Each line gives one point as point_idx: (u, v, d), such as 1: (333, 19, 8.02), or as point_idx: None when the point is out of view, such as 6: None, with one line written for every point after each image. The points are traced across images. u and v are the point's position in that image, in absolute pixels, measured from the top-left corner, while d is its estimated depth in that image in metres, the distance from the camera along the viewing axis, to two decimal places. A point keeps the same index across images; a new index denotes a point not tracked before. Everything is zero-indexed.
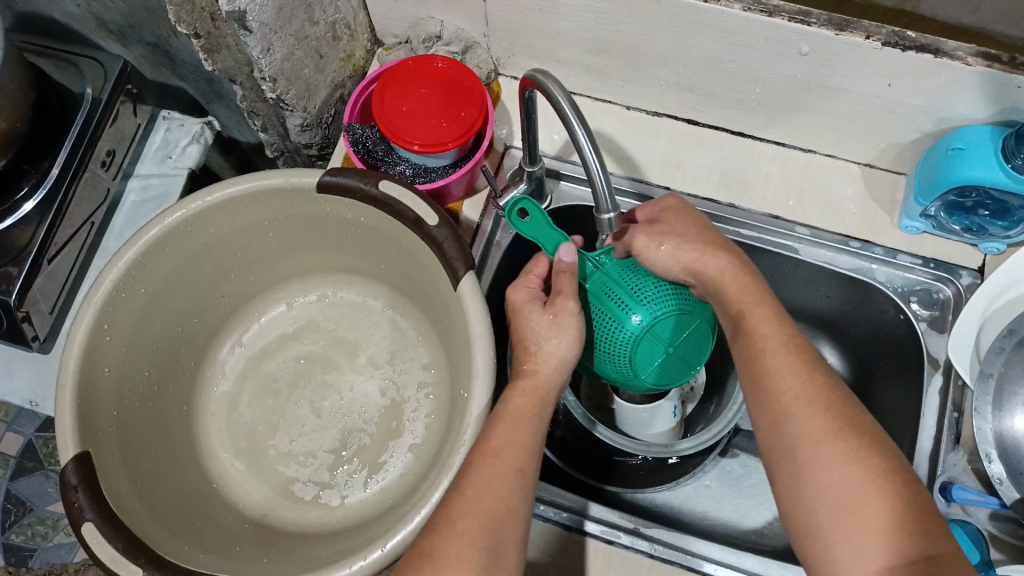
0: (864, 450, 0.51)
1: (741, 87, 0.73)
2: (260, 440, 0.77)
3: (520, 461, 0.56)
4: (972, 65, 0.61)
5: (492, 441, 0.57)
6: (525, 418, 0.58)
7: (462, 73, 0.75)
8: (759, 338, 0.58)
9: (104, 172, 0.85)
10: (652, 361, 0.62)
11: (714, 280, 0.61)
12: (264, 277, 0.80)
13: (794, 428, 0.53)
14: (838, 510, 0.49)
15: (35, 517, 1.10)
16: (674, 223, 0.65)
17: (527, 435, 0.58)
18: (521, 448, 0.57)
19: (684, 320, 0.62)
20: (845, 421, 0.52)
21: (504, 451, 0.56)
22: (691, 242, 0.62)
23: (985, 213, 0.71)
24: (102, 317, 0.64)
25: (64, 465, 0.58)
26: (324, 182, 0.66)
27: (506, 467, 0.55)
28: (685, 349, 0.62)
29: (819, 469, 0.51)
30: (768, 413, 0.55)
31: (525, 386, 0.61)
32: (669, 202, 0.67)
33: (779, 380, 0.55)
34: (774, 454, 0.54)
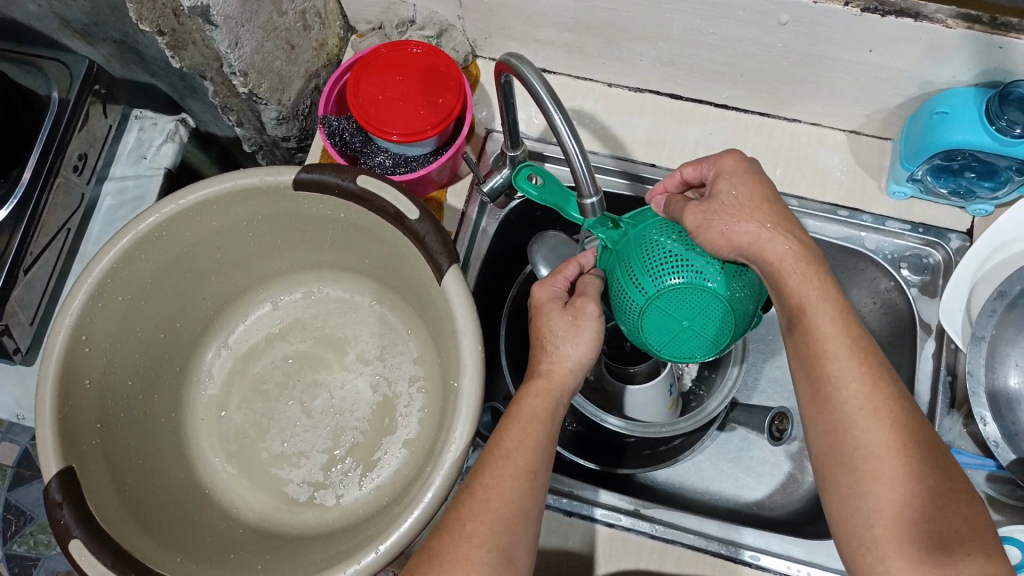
0: (925, 466, 0.51)
1: (722, 59, 0.72)
2: (252, 443, 0.76)
3: (519, 461, 0.55)
4: (953, 28, 0.60)
5: (502, 442, 0.56)
6: (524, 411, 0.58)
7: (438, 58, 0.73)
8: (821, 338, 0.54)
9: (77, 177, 0.83)
10: (663, 334, 0.59)
11: (772, 267, 0.56)
12: (246, 278, 0.78)
13: (856, 439, 0.52)
14: (897, 524, 0.50)
15: (36, 526, 1.09)
16: (731, 196, 0.57)
17: (539, 437, 0.57)
18: (520, 443, 0.56)
19: (701, 294, 0.57)
20: (910, 435, 0.52)
21: (506, 452, 0.55)
22: (749, 223, 0.56)
23: (972, 175, 0.71)
24: (80, 328, 0.63)
25: (48, 482, 0.58)
26: (300, 179, 0.65)
27: (498, 465, 0.55)
28: (701, 323, 0.58)
29: (879, 484, 0.51)
30: (825, 417, 0.54)
31: (538, 387, 0.59)
32: (725, 162, 0.59)
33: (844, 386, 0.53)
34: (827, 455, 0.54)
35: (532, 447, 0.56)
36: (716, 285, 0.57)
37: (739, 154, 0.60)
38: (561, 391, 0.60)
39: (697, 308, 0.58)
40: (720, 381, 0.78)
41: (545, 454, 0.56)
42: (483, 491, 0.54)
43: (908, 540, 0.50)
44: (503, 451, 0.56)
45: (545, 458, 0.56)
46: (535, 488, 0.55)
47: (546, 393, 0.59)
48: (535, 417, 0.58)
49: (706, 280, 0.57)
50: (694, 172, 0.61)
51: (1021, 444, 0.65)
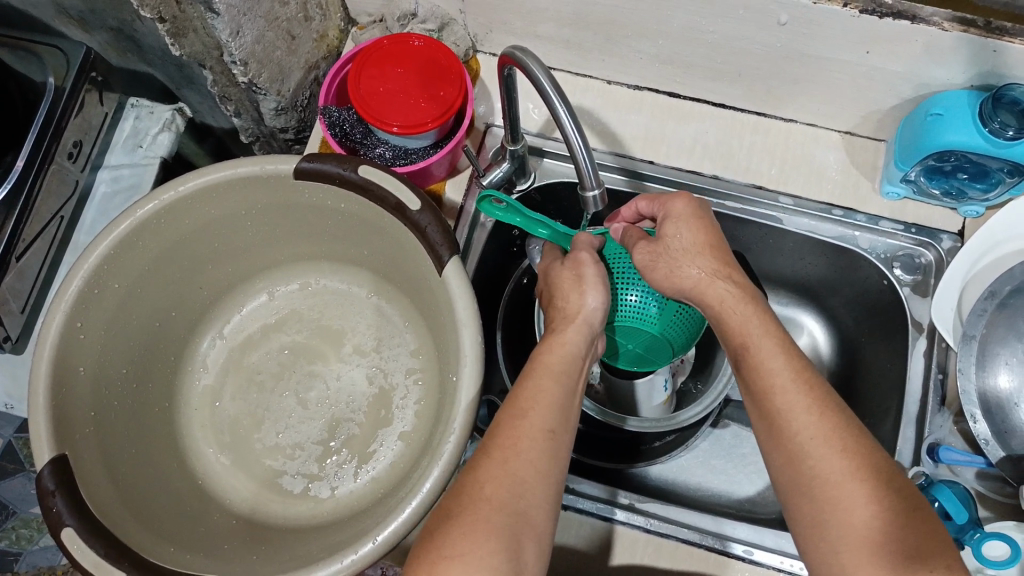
0: (887, 488, 0.49)
1: (721, 58, 0.73)
2: (245, 433, 0.75)
3: (536, 418, 0.55)
4: (948, 31, 0.61)
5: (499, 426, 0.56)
6: (535, 370, 0.58)
7: (439, 52, 0.73)
8: (767, 374, 0.55)
9: (71, 164, 0.82)
10: (615, 354, 0.69)
11: (713, 308, 0.60)
12: (243, 267, 0.78)
13: (813, 468, 0.51)
14: (862, 549, 0.48)
15: (20, 520, 1.07)
16: (677, 238, 0.61)
17: (553, 392, 0.57)
18: (531, 403, 0.56)
19: (643, 330, 0.66)
20: (866, 461, 0.50)
21: (520, 412, 0.55)
22: (691, 268, 0.60)
23: (964, 176, 0.72)
24: (75, 315, 0.62)
25: (41, 469, 0.57)
26: (300, 169, 0.65)
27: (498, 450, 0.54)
28: (642, 349, 0.68)
29: (841, 510, 0.49)
30: (782, 452, 0.53)
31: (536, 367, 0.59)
32: (674, 204, 0.62)
33: (793, 419, 0.53)
34: (791, 491, 0.52)
35: (550, 405, 0.56)
36: (652, 323, 0.65)
37: (688, 194, 0.63)
38: (572, 352, 0.60)
39: (639, 339, 0.67)
40: (714, 378, 0.78)
41: (560, 410, 0.56)
42: (484, 462, 0.53)
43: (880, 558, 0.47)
44: (518, 411, 0.55)
45: (563, 410, 0.56)
46: (553, 448, 0.54)
47: (562, 352, 0.59)
48: (551, 374, 0.58)
49: (646, 318, 0.65)
50: (646, 206, 0.65)
51: (1009, 442, 0.66)
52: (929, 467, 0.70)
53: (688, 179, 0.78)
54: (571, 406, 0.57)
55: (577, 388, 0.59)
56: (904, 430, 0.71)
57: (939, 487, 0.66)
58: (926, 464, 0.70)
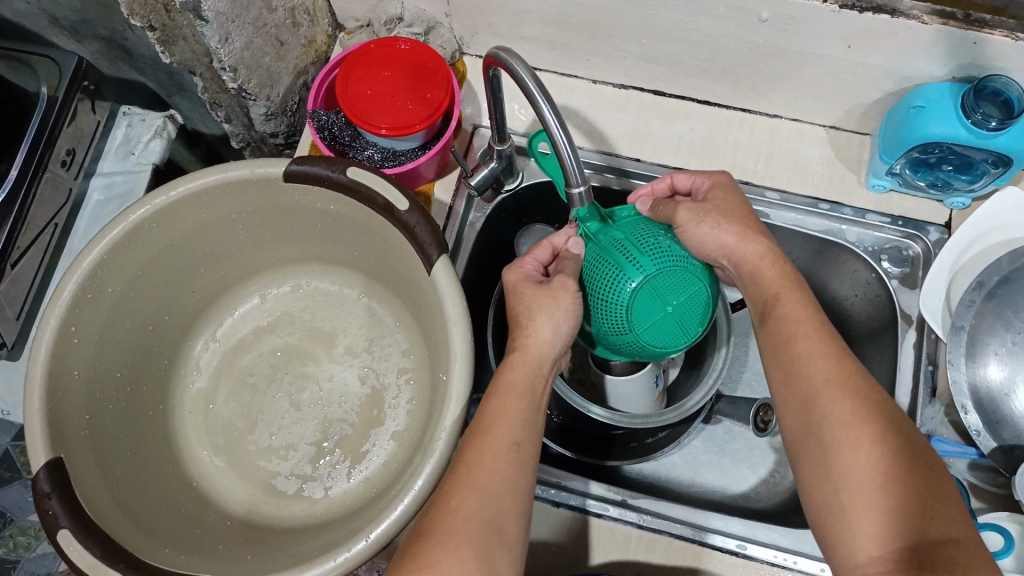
0: (890, 432, 0.50)
1: (704, 55, 0.74)
2: (239, 436, 0.76)
3: (501, 433, 0.55)
4: (928, 24, 0.62)
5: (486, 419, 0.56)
6: (500, 385, 0.58)
7: (426, 54, 0.74)
8: (789, 324, 0.57)
9: (65, 172, 0.83)
10: (652, 313, 0.59)
11: (751, 264, 0.61)
12: (235, 270, 0.79)
13: (824, 409, 0.52)
14: (862, 486, 0.49)
15: (16, 528, 1.07)
16: (721, 201, 0.63)
17: (519, 406, 0.57)
18: (496, 419, 0.56)
19: (689, 279, 0.60)
20: (873, 404, 0.51)
21: (484, 431, 0.55)
22: (732, 228, 0.61)
23: (948, 168, 0.72)
24: (69, 319, 0.63)
25: (36, 472, 0.58)
26: (290, 172, 0.66)
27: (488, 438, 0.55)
28: (681, 308, 0.60)
29: (845, 448, 0.50)
30: (797, 394, 0.55)
31: (515, 361, 0.60)
32: (718, 176, 0.66)
33: (811, 363, 0.55)
34: (800, 435, 0.54)
35: (516, 420, 0.56)
36: (696, 271, 0.61)
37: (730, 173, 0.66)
38: (535, 364, 0.60)
39: (682, 293, 0.60)
40: (706, 374, 0.77)
41: (525, 424, 0.56)
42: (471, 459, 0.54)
43: (877, 500, 0.48)
44: (482, 430, 0.56)
45: (528, 424, 0.56)
46: (522, 462, 0.54)
47: (521, 365, 0.59)
48: (515, 389, 0.58)
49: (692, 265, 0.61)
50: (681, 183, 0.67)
51: (1001, 432, 0.67)
52: None
53: None
54: (537, 420, 0.57)
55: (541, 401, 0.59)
56: None
57: None
58: None
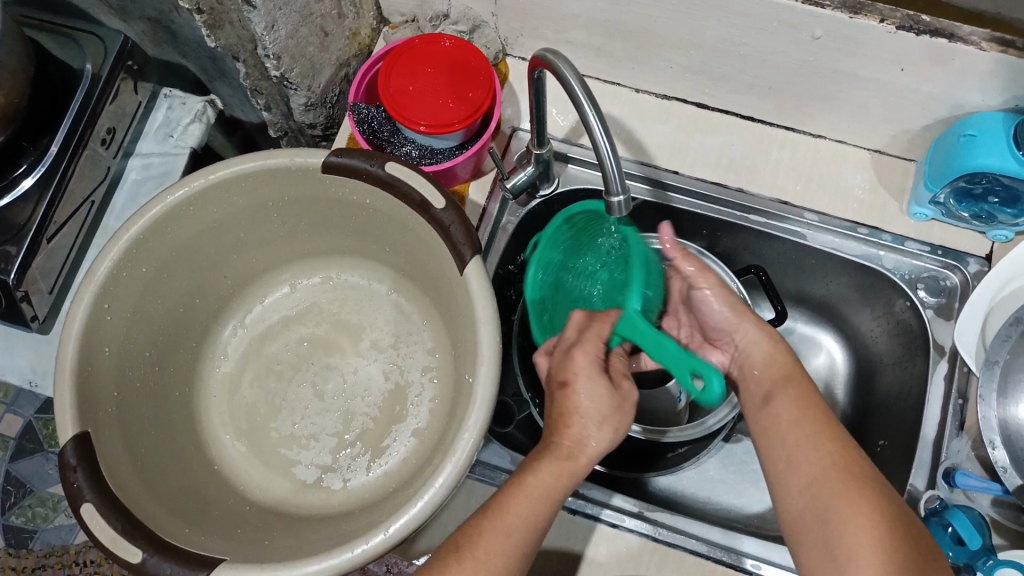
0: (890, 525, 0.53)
1: (752, 70, 0.73)
2: (262, 421, 0.76)
3: (516, 543, 0.54)
4: (986, 51, 0.60)
5: (510, 517, 0.54)
6: (530, 490, 0.55)
7: (469, 53, 0.74)
8: (798, 406, 0.60)
9: (105, 150, 0.83)
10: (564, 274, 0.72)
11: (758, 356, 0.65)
12: (266, 259, 0.79)
13: (828, 496, 0.55)
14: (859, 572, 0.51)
15: (35, 498, 1.09)
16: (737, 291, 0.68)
17: (541, 515, 0.55)
18: (525, 514, 0.55)
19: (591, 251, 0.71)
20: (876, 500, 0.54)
21: (506, 530, 0.54)
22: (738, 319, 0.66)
23: (995, 201, 0.70)
24: (102, 296, 0.63)
25: (64, 444, 0.58)
26: (329, 163, 0.66)
27: (499, 539, 0.54)
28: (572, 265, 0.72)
29: (844, 535, 0.53)
30: (802, 478, 0.57)
31: (557, 464, 0.57)
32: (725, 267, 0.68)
33: (815, 448, 0.57)
34: (802, 516, 0.56)
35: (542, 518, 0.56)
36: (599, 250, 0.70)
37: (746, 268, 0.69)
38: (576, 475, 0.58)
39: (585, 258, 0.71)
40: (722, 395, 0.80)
41: (544, 524, 0.56)
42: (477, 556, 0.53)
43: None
44: (507, 523, 0.54)
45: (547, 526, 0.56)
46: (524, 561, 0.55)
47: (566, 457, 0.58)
48: (551, 497, 0.56)
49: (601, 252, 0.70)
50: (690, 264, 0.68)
51: None
52: (943, 491, 0.69)
53: (710, 190, 0.78)
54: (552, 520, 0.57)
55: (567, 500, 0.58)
56: (920, 452, 0.70)
57: (954, 511, 0.65)
58: (941, 488, 0.69)
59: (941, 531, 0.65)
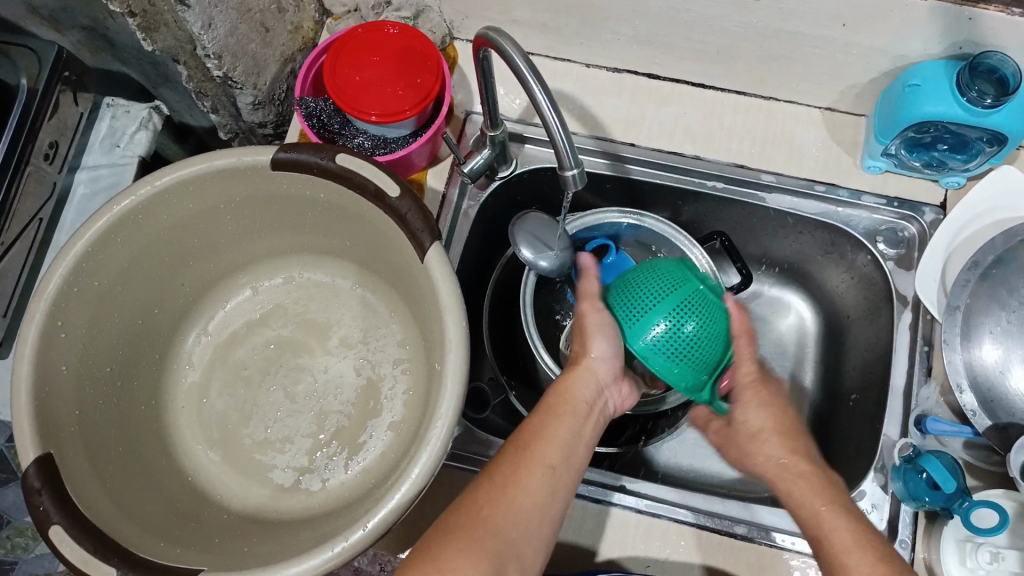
0: None
1: (698, 36, 0.73)
2: (235, 429, 0.75)
3: (538, 455, 0.57)
4: (922, 0, 0.60)
5: (525, 436, 0.58)
6: (541, 413, 0.61)
7: (414, 39, 0.73)
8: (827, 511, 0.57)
9: (49, 165, 0.81)
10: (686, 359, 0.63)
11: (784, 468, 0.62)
12: (225, 263, 0.78)
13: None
14: None
15: (13, 529, 1.04)
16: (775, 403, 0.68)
17: (558, 434, 0.59)
18: (556, 431, 0.59)
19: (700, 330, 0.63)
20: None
21: (525, 445, 0.57)
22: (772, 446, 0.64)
23: (944, 147, 0.71)
24: (56, 312, 0.61)
25: (25, 468, 0.56)
26: (278, 160, 0.64)
27: (526, 453, 0.57)
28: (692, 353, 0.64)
29: None
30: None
31: (558, 391, 0.63)
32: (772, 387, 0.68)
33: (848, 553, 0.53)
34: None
35: (557, 442, 0.58)
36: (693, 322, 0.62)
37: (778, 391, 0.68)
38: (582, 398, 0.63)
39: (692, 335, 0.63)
40: None
41: (570, 454, 0.59)
42: (501, 481, 0.55)
43: None
44: (522, 442, 0.58)
45: (567, 451, 0.58)
46: (554, 484, 0.56)
47: (565, 391, 0.63)
48: (559, 418, 0.60)
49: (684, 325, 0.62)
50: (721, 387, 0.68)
51: (995, 411, 0.66)
52: (917, 439, 0.70)
53: (667, 159, 0.79)
54: (576, 451, 0.59)
55: (585, 433, 0.61)
56: (892, 402, 0.72)
57: (928, 457, 0.65)
58: (913, 435, 0.70)
59: (916, 477, 0.66)
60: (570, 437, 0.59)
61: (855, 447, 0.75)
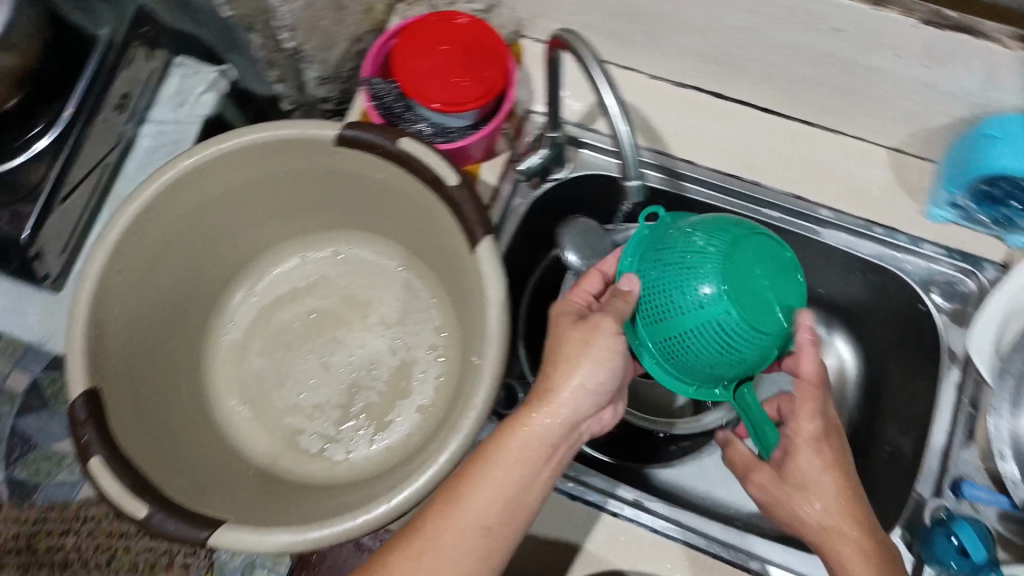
0: None
1: (771, 61, 0.71)
2: (268, 390, 0.77)
3: (472, 513, 0.53)
4: (1012, 49, 0.59)
5: (468, 481, 0.54)
6: (492, 451, 0.55)
7: (483, 32, 0.73)
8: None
9: (118, 114, 0.82)
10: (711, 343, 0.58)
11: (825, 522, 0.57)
12: (277, 231, 0.79)
13: None
14: None
15: (40, 453, 1.06)
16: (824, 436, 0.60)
17: (502, 483, 0.54)
18: (500, 481, 0.54)
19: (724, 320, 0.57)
20: None
21: (457, 498, 0.53)
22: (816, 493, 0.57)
23: (1016, 205, 0.69)
24: (116, 257, 0.63)
25: (74, 399, 0.58)
26: (344, 136, 0.65)
27: (457, 510, 0.53)
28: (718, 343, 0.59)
29: None
30: None
31: (520, 420, 0.55)
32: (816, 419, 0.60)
33: None
34: None
35: (499, 493, 0.54)
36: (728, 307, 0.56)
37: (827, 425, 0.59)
38: (541, 435, 0.55)
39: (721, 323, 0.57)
40: None
41: (517, 500, 0.54)
42: (427, 542, 0.53)
43: None
44: (456, 497, 0.54)
45: (508, 508, 0.54)
46: (488, 546, 0.53)
47: (526, 423, 0.55)
48: (506, 464, 0.54)
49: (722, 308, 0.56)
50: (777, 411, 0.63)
51: None
52: (949, 501, 0.67)
53: (724, 182, 0.78)
54: (525, 500, 0.55)
55: (542, 474, 0.56)
56: (928, 459, 0.69)
57: (960, 521, 0.63)
58: (947, 498, 0.68)
59: (944, 542, 0.63)
60: (518, 484, 0.54)
61: (885, 499, 0.73)
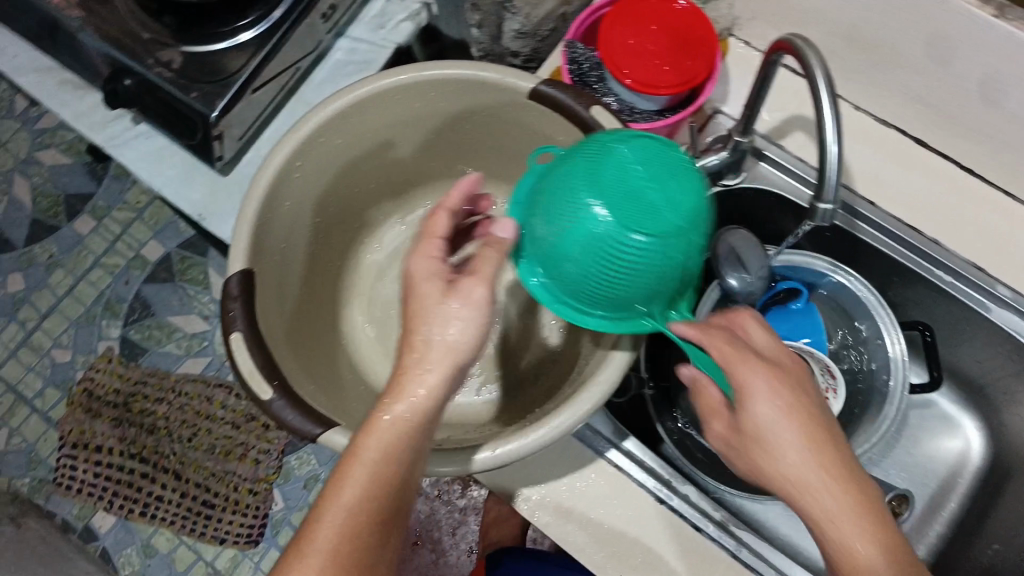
0: None
1: (991, 120, 0.67)
2: (395, 315, 0.80)
3: (352, 499, 0.47)
4: None
5: (353, 464, 0.48)
6: (367, 431, 0.49)
7: (699, 20, 0.72)
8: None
9: (322, 23, 0.84)
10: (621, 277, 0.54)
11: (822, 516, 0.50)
12: (440, 168, 0.81)
13: None
14: None
15: (155, 321, 1.17)
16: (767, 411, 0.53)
17: (384, 465, 0.48)
18: (378, 462, 0.48)
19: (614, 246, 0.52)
20: None
21: (339, 484, 0.48)
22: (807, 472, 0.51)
23: None
24: (299, 154, 0.66)
25: (230, 274, 0.62)
26: (537, 91, 0.65)
27: (340, 494, 0.48)
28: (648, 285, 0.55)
29: None
30: None
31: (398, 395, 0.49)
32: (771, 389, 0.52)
33: None
34: None
35: (380, 477, 0.48)
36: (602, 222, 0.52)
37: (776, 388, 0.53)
38: (416, 410, 0.49)
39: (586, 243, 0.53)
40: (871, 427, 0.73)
41: (401, 479, 0.49)
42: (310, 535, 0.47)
43: None
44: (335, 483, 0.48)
45: (386, 492, 0.48)
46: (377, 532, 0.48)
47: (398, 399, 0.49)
48: (380, 443, 0.48)
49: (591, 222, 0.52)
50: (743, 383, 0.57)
51: None
52: None
53: (899, 231, 0.74)
54: (410, 480, 0.50)
55: (419, 450, 0.50)
56: None
57: None
58: None
59: None
60: (404, 463, 0.49)
61: None
